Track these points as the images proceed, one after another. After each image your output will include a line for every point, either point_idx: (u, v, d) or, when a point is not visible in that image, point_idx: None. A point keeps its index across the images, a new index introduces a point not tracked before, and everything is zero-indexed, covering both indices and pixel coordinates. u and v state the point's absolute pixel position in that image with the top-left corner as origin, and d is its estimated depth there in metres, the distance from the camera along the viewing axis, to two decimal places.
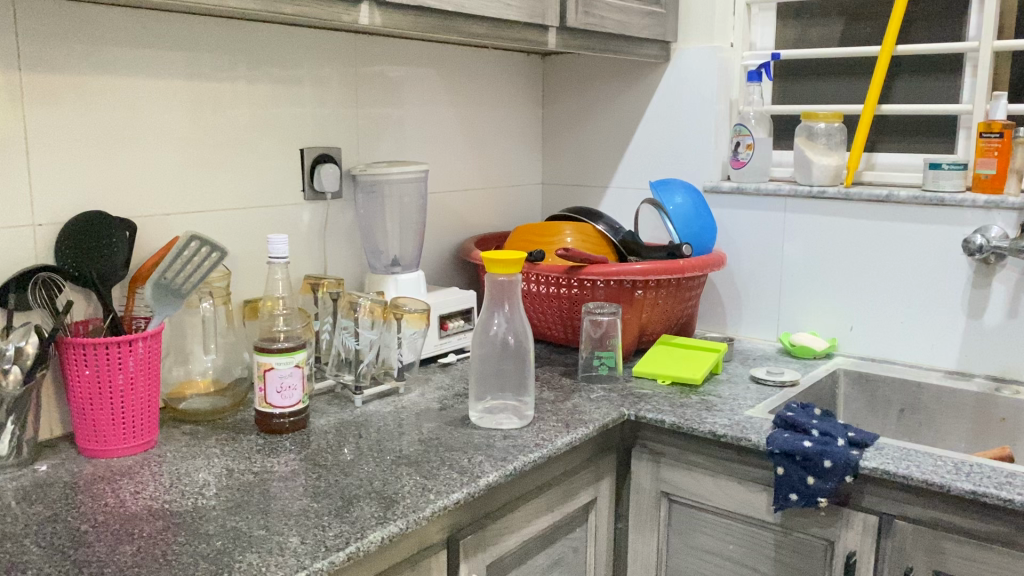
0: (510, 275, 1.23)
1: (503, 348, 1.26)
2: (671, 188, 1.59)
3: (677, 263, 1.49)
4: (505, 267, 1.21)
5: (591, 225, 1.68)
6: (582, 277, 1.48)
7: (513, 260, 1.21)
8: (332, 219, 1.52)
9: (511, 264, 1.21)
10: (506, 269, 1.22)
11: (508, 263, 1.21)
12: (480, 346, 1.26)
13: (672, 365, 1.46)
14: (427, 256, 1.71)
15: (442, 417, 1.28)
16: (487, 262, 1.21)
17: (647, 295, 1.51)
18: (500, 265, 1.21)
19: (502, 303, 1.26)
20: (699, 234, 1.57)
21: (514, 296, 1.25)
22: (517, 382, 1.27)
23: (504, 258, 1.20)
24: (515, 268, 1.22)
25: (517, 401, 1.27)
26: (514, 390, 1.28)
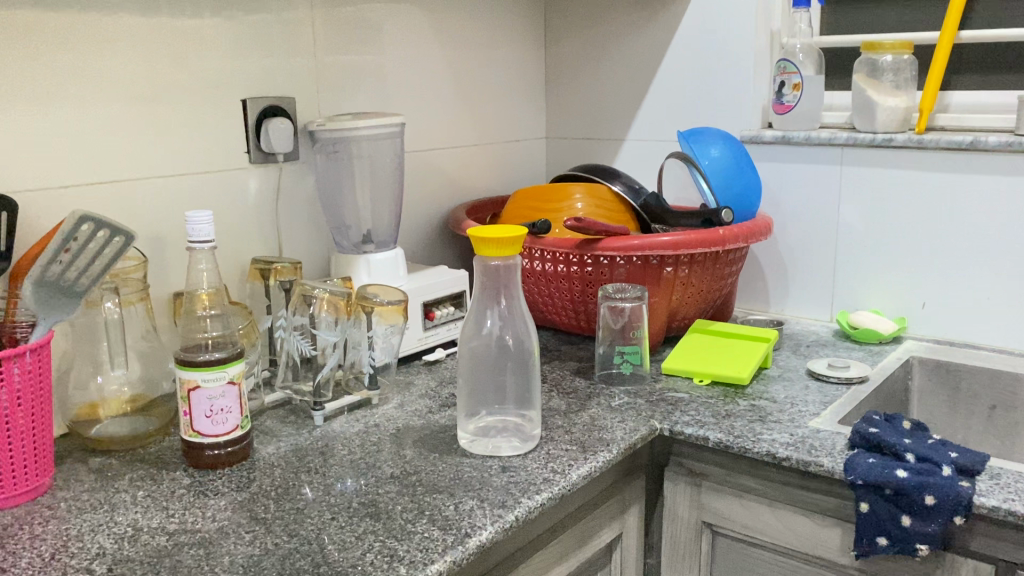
0: (507, 258, 0.94)
1: (501, 351, 0.99)
2: (705, 139, 1.29)
3: (715, 233, 1.20)
4: (499, 249, 0.92)
5: (607, 186, 1.40)
6: (597, 252, 1.19)
7: (509, 240, 0.91)
8: (288, 187, 1.23)
9: (506, 245, 0.92)
10: (501, 252, 0.93)
11: (503, 244, 0.92)
12: (469, 350, 0.98)
13: (710, 360, 1.18)
14: (410, 229, 1.43)
15: (423, 440, 1.00)
16: (475, 242, 0.93)
17: (679, 272, 1.22)
18: (493, 246, 0.92)
19: (498, 295, 0.97)
20: (741, 196, 1.27)
21: (512, 286, 0.96)
22: (518, 393, 1.00)
23: (497, 238, 0.91)
24: (512, 250, 0.93)
25: (518, 417, 1.00)
26: (515, 403, 1.00)
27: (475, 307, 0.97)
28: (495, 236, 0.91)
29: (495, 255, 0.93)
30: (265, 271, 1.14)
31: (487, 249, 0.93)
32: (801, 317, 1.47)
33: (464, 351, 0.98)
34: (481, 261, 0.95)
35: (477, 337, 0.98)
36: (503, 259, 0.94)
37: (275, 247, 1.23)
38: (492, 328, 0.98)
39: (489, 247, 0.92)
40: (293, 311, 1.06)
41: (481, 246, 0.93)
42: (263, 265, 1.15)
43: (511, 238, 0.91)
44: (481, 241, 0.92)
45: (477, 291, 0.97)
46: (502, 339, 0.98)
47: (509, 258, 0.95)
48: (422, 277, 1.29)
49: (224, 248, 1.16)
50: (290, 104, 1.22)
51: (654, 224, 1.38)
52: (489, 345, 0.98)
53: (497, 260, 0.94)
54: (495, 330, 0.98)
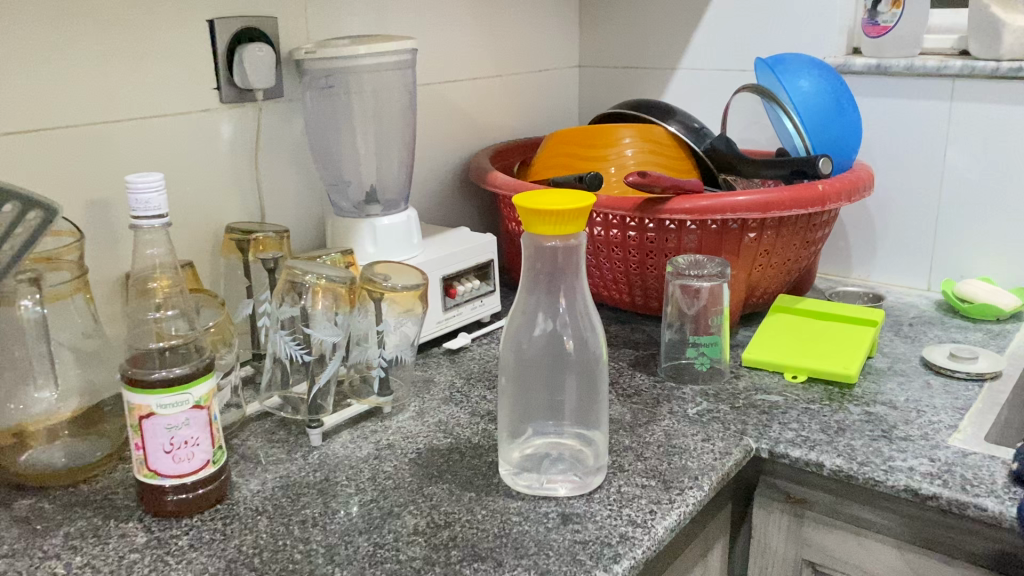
0: (568, 239, 0.69)
1: (555, 356, 0.75)
2: (793, 69, 1.03)
3: (813, 190, 0.96)
4: (554, 225, 0.67)
5: (661, 127, 1.15)
6: (662, 216, 0.95)
7: (566, 213, 0.66)
8: (272, 132, 0.97)
9: (562, 220, 0.67)
10: (556, 229, 0.67)
11: (558, 218, 0.67)
12: (515, 355, 0.74)
13: (804, 351, 0.95)
14: (422, 181, 1.17)
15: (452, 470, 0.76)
16: (524, 214, 0.68)
17: (763, 239, 0.98)
18: (545, 221, 0.67)
19: (555, 284, 0.73)
20: (839, 141, 1.02)
21: (575, 274, 0.72)
22: (578, 410, 0.76)
23: (549, 209, 0.66)
24: (570, 227, 0.67)
25: (577, 442, 0.76)
26: (574, 422, 0.76)
27: (524, 300, 0.73)
28: (547, 207, 0.66)
29: (548, 233, 0.68)
30: (245, 244, 0.90)
31: (537, 225, 0.68)
32: (890, 284, 1.24)
33: (508, 356, 0.74)
34: (532, 240, 0.70)
35: (526, 337, 0.74)
36: (559, 239, 0.69)
37: (257, 210, 0.97)
38: (546, 326, 0.74)
39: (540, 223, 0.67)
40: (278, 303, 0.80)
41: (529, 221, 0.68)
42: (240, 237, 0.90)
43: (567, 210, 0.66)
44: (529, 214, 0.67)
45: (525, 279, 0.73)
46: (559, 341, 0.74)
47: (572, 237, 0.70)
48: (439, 243, 1.05)
49: (191, 214, 0.91)
50: (271, 26, 0.95)
51: (722, 175, 1.13)
52: (541, 348, 0.75)
53: (552, 241, 0.69)
54: (549, 330, 0.74)
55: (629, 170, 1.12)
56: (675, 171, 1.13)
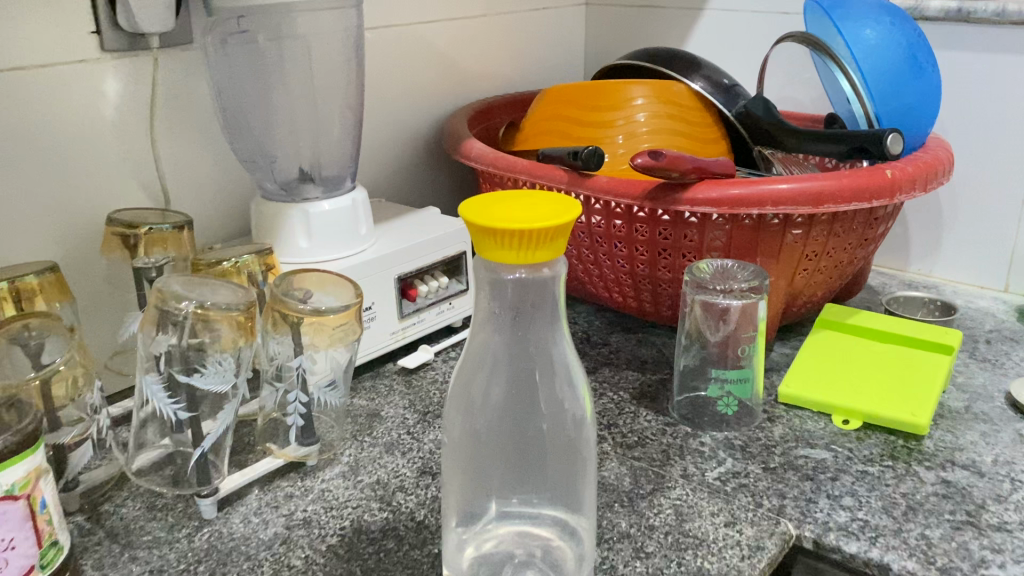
0: (538, 268, 0.47)
1: (523, 422, 0.53)
2: (858, 14, 0.79)
3: (881, 178, 0.73)
4: (512, 248, 0.46)
5: (682, 84, 0.92)
6: (680, 207, 0.73)
7: (528, 233, 0.45)
8: (177, 90, 0.74)
9: (523, 241, 0.45)
10: (515, 253, 0.46)
11: (517, 239, 0.45)
12: (466, 425, 0.52)
13: (859, 387, 0.74)
14: (385, 148, 0.95)
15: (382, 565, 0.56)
16: (475, 231, 0.46)
17: (810, 237, 0.76)
18: (497, 242, 0.45)
19: (520, 326, 0.51)
20: (913, 112, 0.79)
21: (551, 311, 0.51)
22: (552, 496, 0.55)
23: (503, 226, 0.44)
24: (536, 252, 0.46)
25: (552, 536, 0.55)
26: (549, 512, 0.55)
27: (477, 348, 0.52)
28: (501, 222, 0.45)
29: (505, 259, 0.46)
30: (133, 241, 0.68)
31: (489, 247, 0.46)
32: (956, 282, 1.01)
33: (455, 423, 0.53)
34: (493, 270, 0.48)
35: (480, 398, 0.52)
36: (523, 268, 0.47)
37: (160, 192, 0.75)
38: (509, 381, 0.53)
39: (493, 243, 0.46)
40: (148, 339, 0.58)
41: (479, 240, 0.46)
42: (122, 230, 0.68)
43: (530, 229, 0.44)
44: (478, 230, 0.46)
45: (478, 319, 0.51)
46: (527, 401, 0.53)
47: (551, 266, 0.48)
48: (397, 233, 0.83)
49: (64, 200, 0.69)
50: None
51: (758, 146, 0.90)
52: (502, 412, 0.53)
53: (514, 270, 0.47)
54: (514, 387, 0.53)
55: (640, 138, 0.89)
56: (698, 140, 0.90)
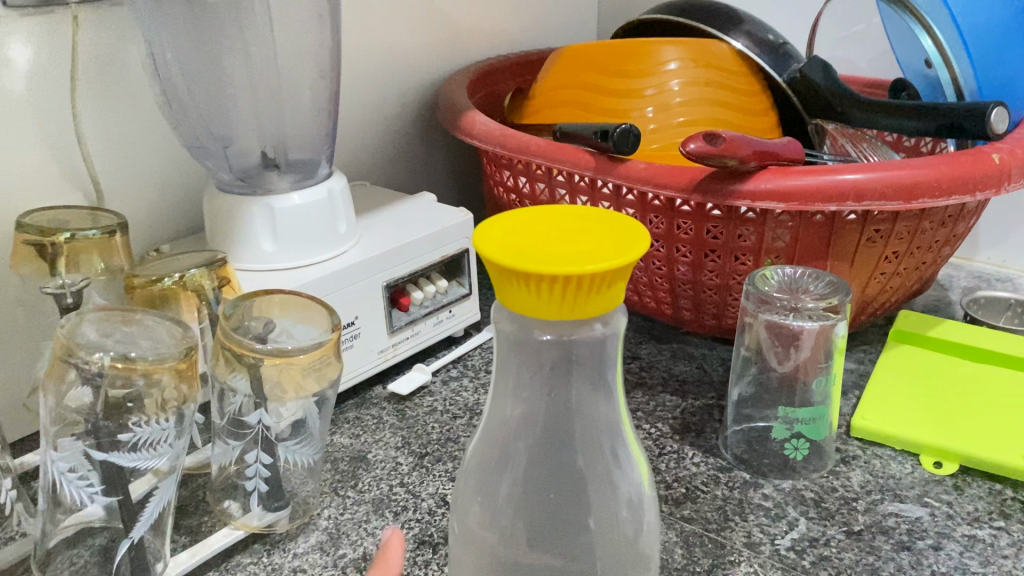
0: (586, 323, 0.34)
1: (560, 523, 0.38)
2: None
3: (985, 168, 0.59)
4: (553, 298, 0.32)
5: (723, 43, 0.76)
6: (739, 203, 0.59)
7: (580, 278, 0.31)
8: (109, 56, 0.59)
9: (573, 290, 0.31)
10: (558, 305, 0.32)
11: (563, 287, 0.31)
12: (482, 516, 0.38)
13: (952, 420, 0.61)
14: (370, 123, 0.80)
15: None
16: (499, 273, 0.32)
17: (893, 237, 0.62)
18: (534, 289, 0.31)
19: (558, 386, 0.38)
20: (1018, 83, 0.65)
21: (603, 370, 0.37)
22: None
23: (546, 268, 0.30)
24: (588, 303, 0.32)
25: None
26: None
27: (498, 415, 0.39)
28: (541, 261, 0.31)
29: (542, 311, 0.32)
30: (50, 254, 0.54)
31: (520, 294, 0.32)
32: None
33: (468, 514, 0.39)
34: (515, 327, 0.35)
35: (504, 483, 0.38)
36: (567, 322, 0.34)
37: (90, 185, 0.60)
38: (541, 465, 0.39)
39: (527, 290, 0.32)
40: (57, 397, 0.44)
41: (506, 283, 0.32)
42: (37, 240, 0.53)
43: (584, 275, 0.30)
44: (505, 270, 0.32)
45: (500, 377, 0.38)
46: (568, 494, 0.38)
47: (604, 320, 0.35)
48: (386, 228, 0.69)
49: None
50: None
51: (815, 119, 0.75)
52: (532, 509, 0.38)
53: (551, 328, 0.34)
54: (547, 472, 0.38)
55: (673, 111, 0.74)
56: (744, 112, 0.75)
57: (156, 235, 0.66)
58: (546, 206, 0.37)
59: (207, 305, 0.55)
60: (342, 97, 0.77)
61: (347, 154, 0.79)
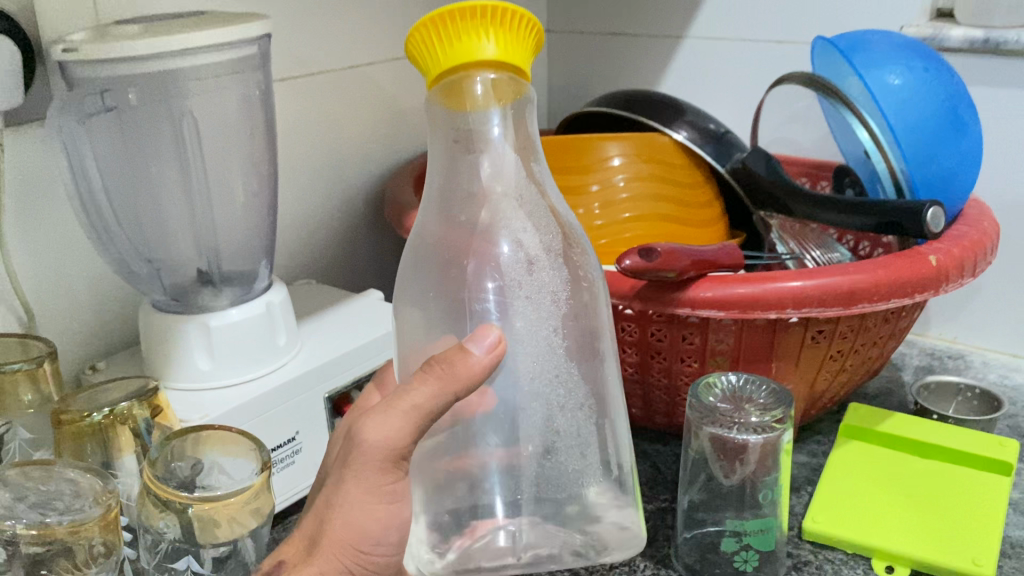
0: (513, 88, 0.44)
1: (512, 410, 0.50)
2: (883, 58, 0.66)
3: (928, 268, 0.59)
4: (463, 40, 0.41)
5: (664, 135, 0.77)
6: (680, 309, 0.58)
7: (479, 15, 0.41)
8: (37, 175, 0.58)
9: (478, 26, 0.41)
10: (464, 42, 0.41)
11: (466, 28, 0.41)
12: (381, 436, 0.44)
13: (902, 521, 0.60)
14: (315, 220, 0.80)
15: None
16: (431, 55, 0.43)
17: (836, 336, 0.62)
18: (442, 26, 0.42)
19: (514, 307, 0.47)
20: (953, 178, 0.65)
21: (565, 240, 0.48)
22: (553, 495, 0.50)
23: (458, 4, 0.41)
24: (490, 36, 0.41)
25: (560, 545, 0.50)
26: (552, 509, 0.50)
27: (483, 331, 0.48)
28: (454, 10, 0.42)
29: (456, 58, 0.42)
30: None
31: (433, 53, 0.43)
32: (984, 349, 0.88)
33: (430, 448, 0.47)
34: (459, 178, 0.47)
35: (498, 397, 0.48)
36: (482, 103, 0.44)
37: (18, 306, 0.59)
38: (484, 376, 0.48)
39: (442, 41, 0.42)
40: None
41: (428, 46, 0.42)
42: None
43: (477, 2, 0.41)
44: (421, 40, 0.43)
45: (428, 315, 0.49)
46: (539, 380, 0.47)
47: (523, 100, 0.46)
48: (330, 335, 0.68)
49: None
50: None
51: (759, 212, 0.76)
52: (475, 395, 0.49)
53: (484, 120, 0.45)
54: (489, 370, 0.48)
55: (618, 207, 0.75)
56: (685, 205, 0.76)
57: (92, 350, 0.64)
58: None
59: (139, 436, 0.54)
60: (289, 195, 0.77)
61: (292, 251, 0.79)
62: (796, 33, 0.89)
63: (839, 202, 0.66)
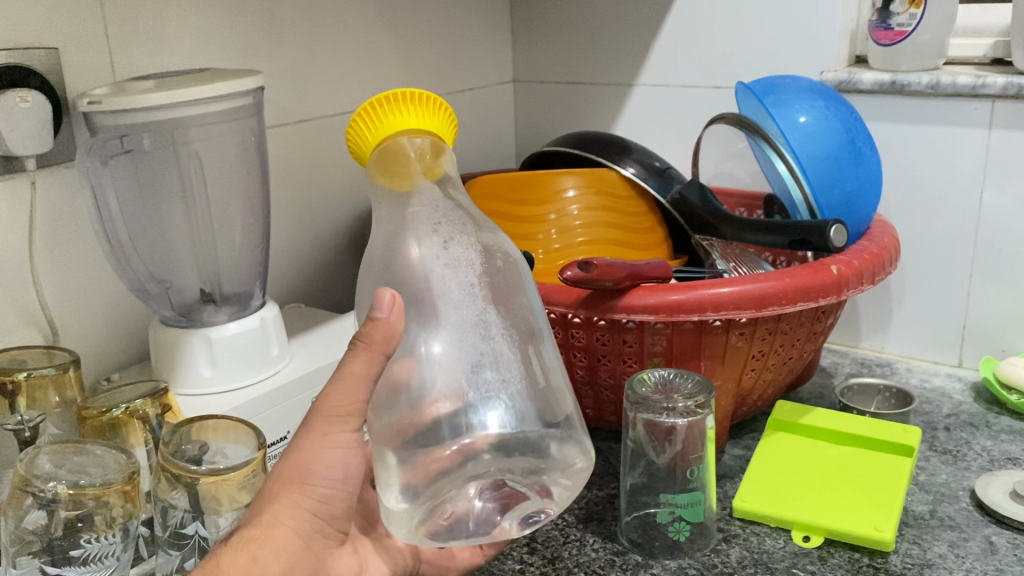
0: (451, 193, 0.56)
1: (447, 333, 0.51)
2: (789, 101, 0.76)
3: (831, 274, 0.69)
4: (403, 120, 0.52)
5: (612, 169, 0.88)
6: (618, 315, 0.68)
7: (407, 95, 0.53)
8: (63, 211, 0.67)
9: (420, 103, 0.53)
10: (393, 118, 0.52)
11: (395, 108, 0.52)
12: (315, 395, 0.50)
13: (819, 498, 0.69)
14: (304, 249, 0.90)
15: (250, 559, 0.48)
16: (372, 127, 0.52)
17: (756, 338, 0.71)
18: (377, 110, 0.52)
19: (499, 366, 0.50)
20: (852, 201, 0.75)
21: None
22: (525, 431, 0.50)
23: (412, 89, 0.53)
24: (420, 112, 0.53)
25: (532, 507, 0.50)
26: None
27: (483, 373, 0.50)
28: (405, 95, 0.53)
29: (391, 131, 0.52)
30: (10, 391, 0.61)
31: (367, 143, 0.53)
32: (910, 357, 0.97)
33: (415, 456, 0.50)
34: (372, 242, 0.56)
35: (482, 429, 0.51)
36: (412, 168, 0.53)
37: (44, 323, 0.68)
38: None
39: (382, 121, 0.52)
40: (17, 521, 0.51)
41: (371, 125, 0.52)
42: None
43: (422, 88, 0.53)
44: (368, 122, 0.52)
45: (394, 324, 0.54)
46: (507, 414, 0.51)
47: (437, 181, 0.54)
48: (315, 349, 0.77)
49: None
50: (51, 58, 0.65)
51: (695, 237, 0.86)
52: None
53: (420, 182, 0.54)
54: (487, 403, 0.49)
55: (574, 233, 0.85)
56: (631, 231, 0.86)
57: (106, 363, 0.73)
58: (369, 128, 0.52)
59: (150, 431, 0.62)
60: (282, 227, 0.87)
61: (281, 278, 0.88)
62: (730, 79, 1.00)
63: (748, 224, 0.76)
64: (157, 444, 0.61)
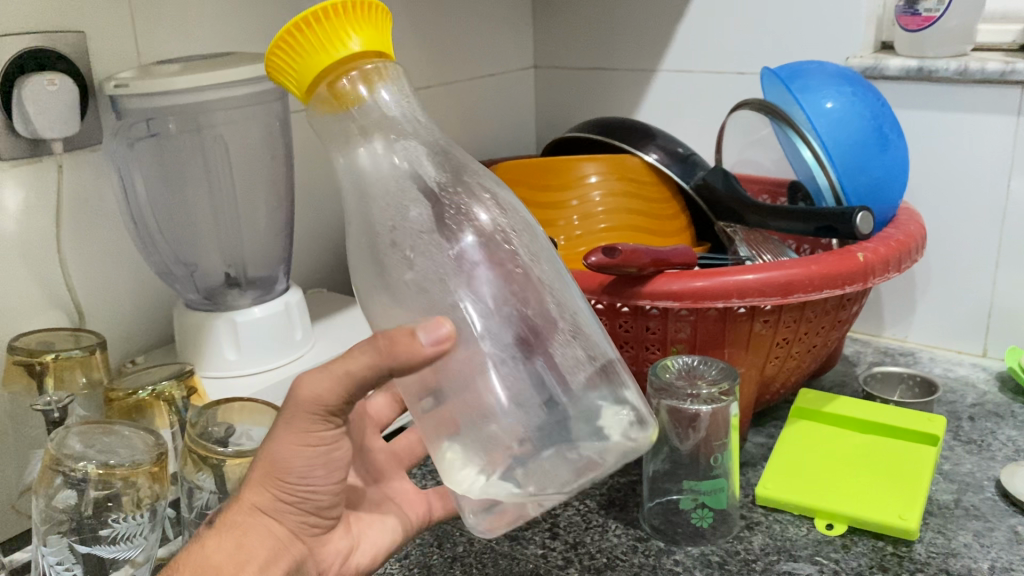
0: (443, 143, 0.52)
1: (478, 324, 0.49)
2: (816, 87, 0.76)
3: (857, 260, 0.69)
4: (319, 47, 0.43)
5: (635, 156, 0.87)
6: (641, 302, 0.68)
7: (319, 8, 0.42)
8: (89, 194, 0.68)
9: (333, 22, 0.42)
10: (329, 39, 0.43)
11: (325, 29, 0.42)
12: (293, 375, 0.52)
13: (843, 486, 0.69)
14: (326, 235, 0.90)
15: (244, 553, 0.48)
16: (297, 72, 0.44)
17: (780, 326, 0.71)
18: (296, 37, 0.43)
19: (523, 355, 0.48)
20: (878, 188, 0.75)
21: None
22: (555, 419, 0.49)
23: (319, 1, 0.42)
24: (351, 30, 0.43)
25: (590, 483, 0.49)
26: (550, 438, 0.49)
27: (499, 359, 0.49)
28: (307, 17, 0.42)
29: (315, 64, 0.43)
30: (38, 372, 0.61)
31: (298, 74, 0.44)
32: (933, 347, 0.97)
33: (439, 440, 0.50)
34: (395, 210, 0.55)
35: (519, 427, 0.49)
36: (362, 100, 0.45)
37: (71, 306, 0.68)
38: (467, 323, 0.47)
39: (303, 48, 0.43)
40: (47, 500, 0.51)
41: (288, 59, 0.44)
42: (26, 360, 0.61)
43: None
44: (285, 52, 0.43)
45: None
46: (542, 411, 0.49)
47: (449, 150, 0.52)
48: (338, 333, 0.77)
49: None
50: (77, 42, 0.65)
51: (718, 223, 0.85)
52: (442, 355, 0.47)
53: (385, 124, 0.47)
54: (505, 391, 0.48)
55: (595, 219, 0.85)
56: (653, 217, 0.86)
57: (130, 346, 0.74)
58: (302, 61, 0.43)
59: (177, 412, 0.62)
60: (304, 213, 0.87)
61: (304, 263, 0.88)
62: (754, 65, 1.00)
63: (772, 211, 0.75)
64: (183, 426, 0.62)
